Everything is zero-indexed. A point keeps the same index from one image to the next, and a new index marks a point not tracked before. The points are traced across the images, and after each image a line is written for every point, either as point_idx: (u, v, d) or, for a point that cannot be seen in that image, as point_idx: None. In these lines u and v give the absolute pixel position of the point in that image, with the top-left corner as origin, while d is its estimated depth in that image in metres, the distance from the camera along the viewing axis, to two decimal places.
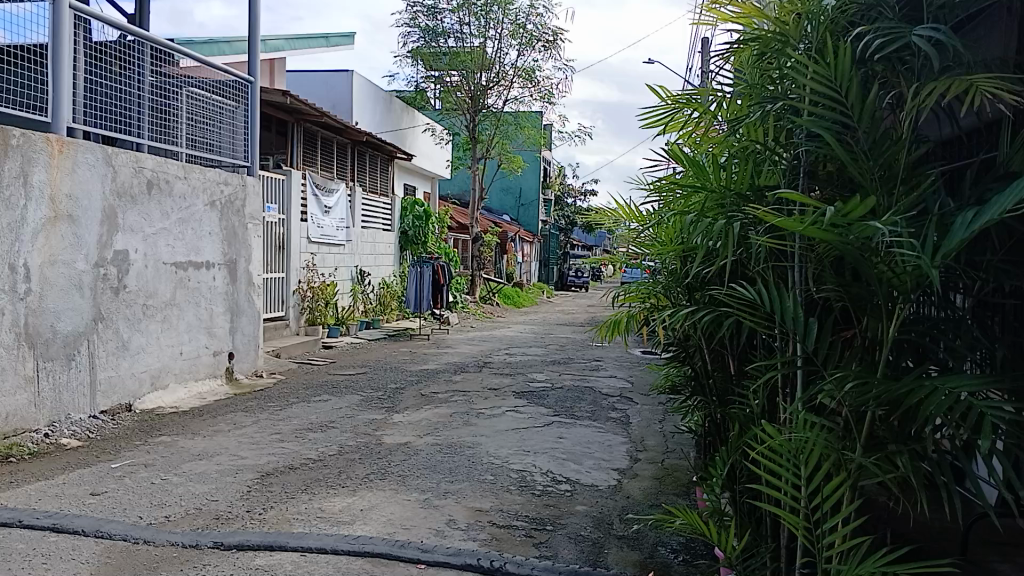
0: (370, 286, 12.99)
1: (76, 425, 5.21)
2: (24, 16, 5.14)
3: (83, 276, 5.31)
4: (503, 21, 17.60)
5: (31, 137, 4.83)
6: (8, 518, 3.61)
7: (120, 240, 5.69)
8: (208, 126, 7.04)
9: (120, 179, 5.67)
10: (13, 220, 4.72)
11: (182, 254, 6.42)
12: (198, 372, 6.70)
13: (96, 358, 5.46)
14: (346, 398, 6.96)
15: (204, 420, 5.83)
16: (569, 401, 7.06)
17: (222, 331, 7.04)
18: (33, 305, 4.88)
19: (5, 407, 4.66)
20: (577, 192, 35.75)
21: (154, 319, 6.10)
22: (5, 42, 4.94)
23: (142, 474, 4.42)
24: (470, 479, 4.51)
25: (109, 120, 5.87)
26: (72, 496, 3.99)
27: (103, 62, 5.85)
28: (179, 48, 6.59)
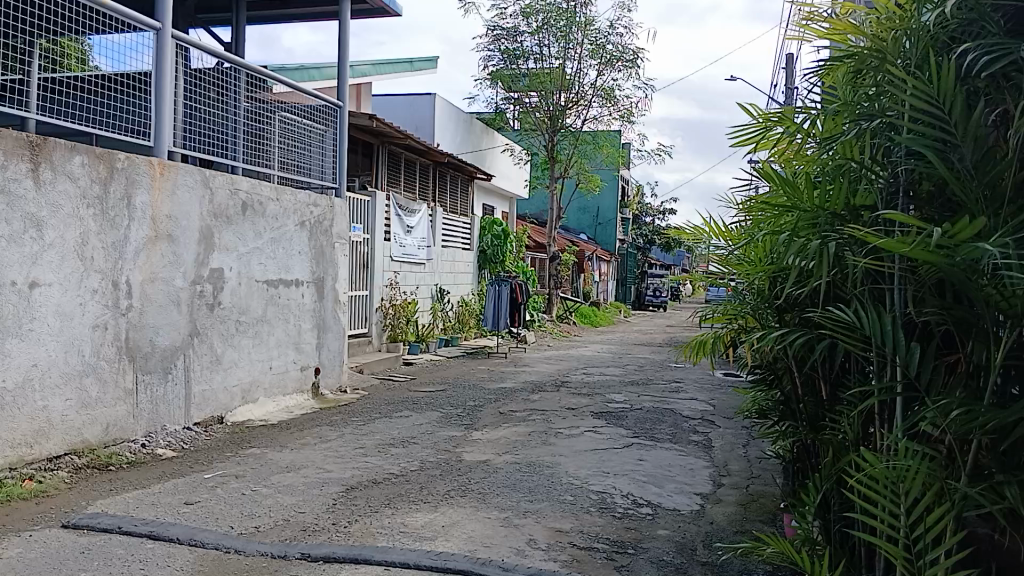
0: (449, 304, 13.18)
1: (171, 436, 5.46)
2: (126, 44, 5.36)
3: (181, 292, 5.58)
4: (582, 42, 17.72)
5: (135, 160, 5.12)
6: (108, 524, 3.80)
7: (217, 259, 5.96)
8: (298, 149, 7.32)
9: (217, 200, 5.94)
10: (118, 239, 5.00)
11: (273, 272, 6.67)
12: (286, 387, 6.92)
13: (191, 371, 5.71)
14: (426, 414, 7.06)
15: (292, 434, 6.02)
16: (649, 423, 6.97)
17: (309, 346, 7.26)
18: (134, 320, 5.15)
19: (105, 418, 4.91)
20: (655, 211, 35.46)
21: (246, 335, 6.34)
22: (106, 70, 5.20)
23: (232, 485, 4.58)
24: (550, 499, 4.49)
25: (206, 145, 6.16)
26: (168, 504, 4.16)
27: (201, 88, 6.16)
28: (271, 75, 6.90)
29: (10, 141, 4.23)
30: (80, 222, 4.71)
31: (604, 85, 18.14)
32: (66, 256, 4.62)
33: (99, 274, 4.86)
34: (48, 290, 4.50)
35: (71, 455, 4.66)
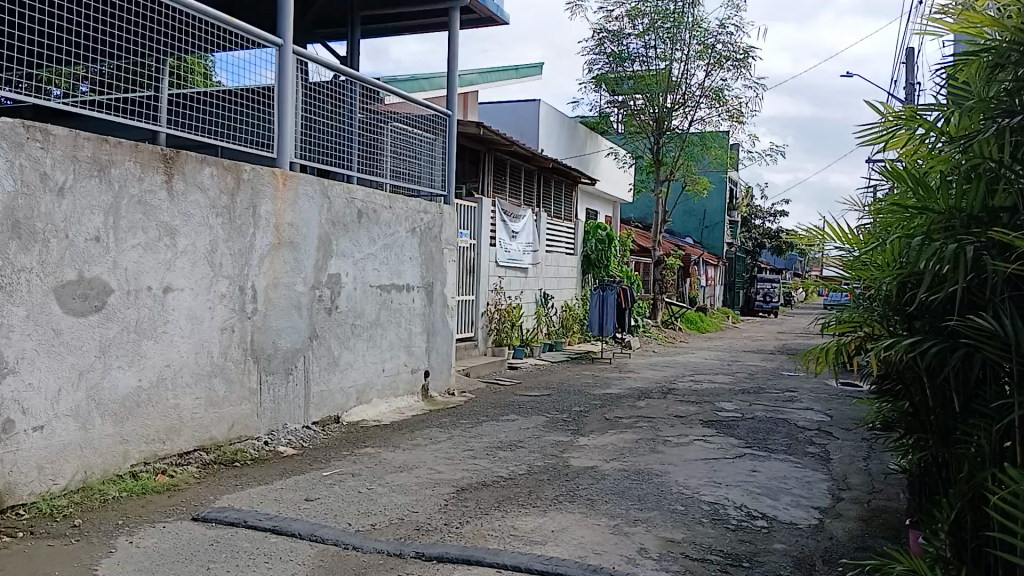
0: (553, 308, 13.22)
1: (291, 434, 5.72)
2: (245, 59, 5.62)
3: (301, 297, 5.84)
4: (690, 42, 17.43)
5: (260, 172, 5.41)
6: (236, 517, 4.02)
7: (334, 265, 6.20)
8: (409, 157, 7.53)
9: (335, 209, 6.19)
10: (244, 246, 5.29)
11: (386, 278, 6.88)
12: (398, 389, 7.12)
13: (310, 372, 5.97)
14: (533, 418, 7.10)
15: (404, 434, 6.19)
16: (762, 433, 6.76)
17: (419, 349, 7.45)
18: (258, 323, 5.43)
19: (231, 416, 5.20)
20: (765, 214, 34.37)
21: (361, 338, 6.56)
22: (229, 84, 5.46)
23: (349, 483, 4.76)
24: (659, 508, 4.43)
25: (325, 155, 6.45)
26: (289, 500, 4.36)
27: (319, 102, 6.43)
28: (384, 86, 7.12)
29: (147, 154, 4.55)
30: (210, 231, 5.00)
31: (712, 85, 17.77)
32: (197, 262, 4.92)
33: (227, 280, 5.16)
34: (181, 294, 4.80)
35: (200, 451, 4.96)
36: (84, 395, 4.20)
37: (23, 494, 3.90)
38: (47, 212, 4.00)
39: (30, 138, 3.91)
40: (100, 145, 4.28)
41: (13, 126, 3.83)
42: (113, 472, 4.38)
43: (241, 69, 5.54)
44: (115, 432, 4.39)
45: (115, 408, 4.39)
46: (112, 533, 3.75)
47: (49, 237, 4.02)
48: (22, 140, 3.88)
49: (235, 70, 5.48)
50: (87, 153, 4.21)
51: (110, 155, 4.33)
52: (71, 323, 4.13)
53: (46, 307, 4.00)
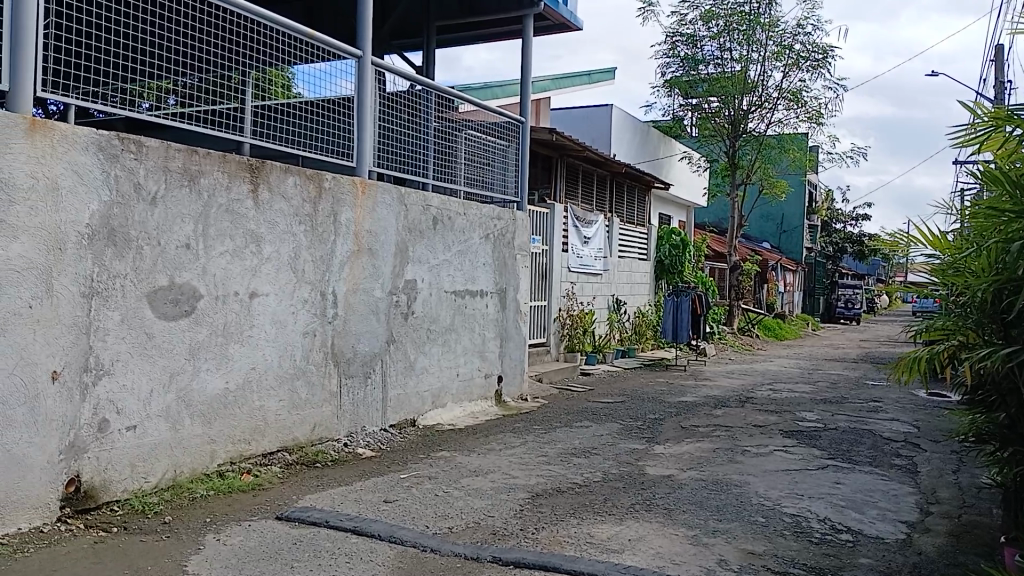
0: (626, 314, 13.11)
1: (370, 436, 5.84)
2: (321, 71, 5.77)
3: (379, 302, 5.96)
4: (767, 43, 17.07)
5: (340, 181, 5.55)
6: (318, 517, 4.12)
7: (411, 271, 6.31)
8: (482, 164, 7.61)
9: (411, 216, 6.30)
10: (325, 252, 5.43)
11: (461, 284, 6.96)
12: (472, 394, 7.18)
13: (388, 376, 6.08)
14: (607, 425, 7.05)
15: (478, 439, 6.24)
16: (844, 444, 6.54)
17: (493, 355, 7.50)
18: (339, 327, 5.56)
19: (312, 418, 5.34)
20: (846, 218, 33.29)
21: (436, 343, 6.65)
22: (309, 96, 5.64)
23: (426, 486, 4.82)
24: (739, 519, 4.33)
25: (402, 163, 6.57)
26: (369, 501, 4.45)
27: (396, 111, 6.56)
28: (459, 94, 7.22)
29: (234, 164, 4.73)
30: (293, 238, 5.16)
31: (791, 86, 17.35)
32: (281, 269, 5.08)
33: (309, 285, 5.31)
34: (266, 299, 4.97)
35: (283, 451, 5.12)
36: (174, 396, 4.39)
37: (118, 491, 4.10)
38: (141, 221, 4.20)
39: (125, 149, 4.11)
40: (191, 156, 4.46)
41: (110, 139, 4.04)
42: (201, 470, 4.56)
43: (317, 80, 5.71)
44: (204, 432, 4.57)
45: (203, 408, 4.56)
46: (200, 530, 3.90)
47: (144, 245, 4.22)
48: (118, 152, 4.08)
49: (310, 81, 5.66)
50: (178, 165, 4.40)
51: (200, 165, 4.52)
52: (163, 327, 4.32)
53: (140, 312, 4.20)
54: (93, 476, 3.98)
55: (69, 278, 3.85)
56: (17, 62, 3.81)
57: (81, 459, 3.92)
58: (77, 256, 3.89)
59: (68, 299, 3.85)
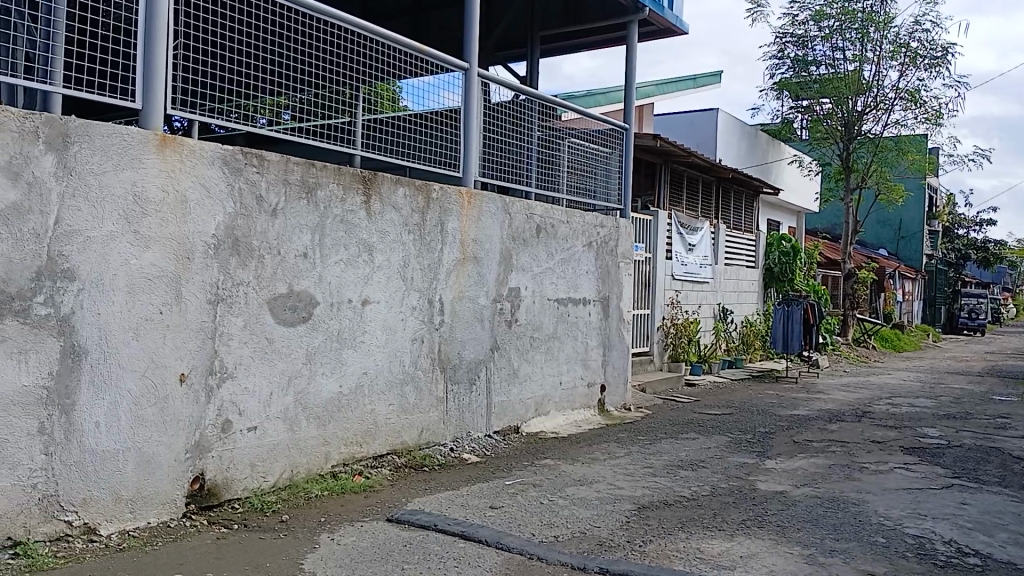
0: (732, 324, 12.76)
1: (475, 442, 5.92)
2: (426, 85, 5.90)
3: (484, 310, 6.03)
4: (882, 41, 16.32)
5: (447, 191, 5.66)
6: (427, 521, 4.20)
7: (515, 279, 6.36)
8: (585, 172, 7.59)
9: (515, 224, 6.35)
10: (433, 261, 5.54)
11: (564, 292, 6.96)
12: (575, 402, 7.15)
13: (492, 383, 6.14)
14: (714, 437, 6.87)
15: (582, 448, 6.21)
16: (972, 463, 6.12)
17: (596, 363, 7.45)
18: (445, 334, 5.66)
19: (420, 423, 5.46)
20: (971, 223, 31.27)
21: (539, 350, 6.66)
22: (415, 109, 5.78)
23: (531, 494, 4.83)
24: (858, 539, 4.12)
25: (506, 172, 6.64)
26: (475, 507, 4.50)
27: (500, 121, 6.63)
28: (562, 103, 7.23)
29: (347, 176, 4.90)
30: (403, 247, 5.30)
31: (908, 86, 16.50)
32: (391, 277, 5.22)
33: (418, 293, 5.43)
34: (377, 306, 5.12)
35: (393, 454, 5.25)
36: (291, 399, 4.58)
37: (239, 488, 4.30)
38: (262, 231, 4.41)
39: (247, 163, 4.33)
40: (308, 169, 4.66)
41: (234, 153, 4.27)
42: (316, 471, 4.73)
43: (423, 92, 5.84)
44: (318, 434, 4.74)
45: (319, 411, 4.74)
46: (314, 530, 4.05)
47: (264, 254, 4.43)
48: (242, 166, 4.31)
49: (417, 94, 5.78)
50: (296, 177, 4.60)
51: (316, 178, 4.71)
52: (282, 332, 4.52)
53: (260, 318, 4.40)
54: (217, 473, 4.20)
55: (197, 286, 4.09)
56: (150, 82, 4.09)
57: (206, 458, 4.14)
58: (204, 265, 4.12)
59: (196, 305, 4.08)
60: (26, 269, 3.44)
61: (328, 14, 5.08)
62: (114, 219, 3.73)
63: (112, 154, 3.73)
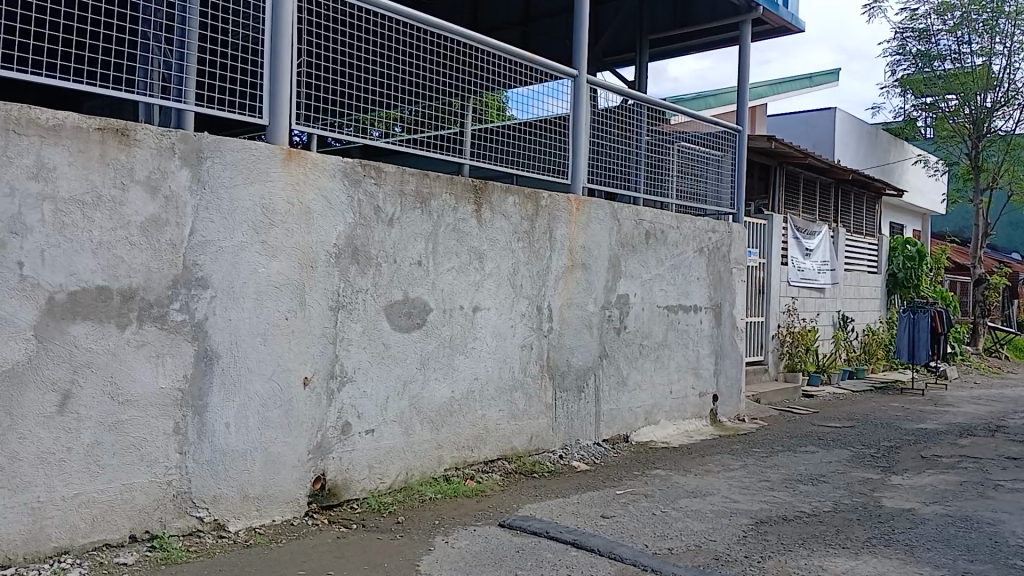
0: (853, 332, 12.16)
1: (584, 450, 5.89)
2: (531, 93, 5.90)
3: (593, 317, 5.99)
4: (1014, 33, 15.19)
5: (556, 199, 5.67)
6: (539, 527, 4.21)
7: (624, 285, 6.29)
8: (695, 177, 7.44)
9: (624, 230, 6.29)
10: (542, 268, 5.56)
11: (674, 299, 6.83)
12: (686, 411, 7.00)
13: (601, 391, 6.09)
14: (834, 451, 6.56)
15: (695, 459, 6.07)
16: None
17: (708, 372, 7.26)
18: (554, 341, 5.66)
19: (530, 429, 5.48)
20: None
21: (649, 358, 6.56)
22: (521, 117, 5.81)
23: (643, 504, 4.76)
24: (996, 562, 3.83)
25: (615, 177, 6.59)
26: (586, 515, 4.47)
27: (608, 126, 6.58)
28: (671, 106, 7.12)
29: (460, 186, 5.00)
30: (513, 254, 5.34)
31: None
32: (501, 284, 5.27)
33: (527, 300, 5.46)
34: (487, 313, 5.18)
35: (503, 460, 5.30)
36: (407, 403, 4.69)
37: (358, 489, 4.44)
38: (379, 241, 4.55)
39: (366, 175, 4.48)
40: (422, 180, 4.78)
41: (353, 166, 4.43)
42: (429, 474, 4.83)
43: (531, 100, 5.88)
44: (432, 438, 4.84)
45: (432, 415, 4.84)
46: (429, 532, 4.13)
47: (381, 262, 4.57)
48: (360, 178, 4.46)
49: (527, 103, 5.83)
50: (412, 187, 4.73)
51: (430, 188, 4.82)
52: (397, 338, 4.64)
53: (378, 324, 4.54)
54: (337, 474, 4.35)
55: (319, 293, 4.26)
56: (275, 98, 4.31)
57: (327, 459, 4.30)
58: (326, 273, 4.30)
59: (318, 311, 4.26)
60: (164, 278, 3.68)
61: (440, 27, 5.21)
62: (243, 230, 3.95)
63: (241, 168, 3.94)
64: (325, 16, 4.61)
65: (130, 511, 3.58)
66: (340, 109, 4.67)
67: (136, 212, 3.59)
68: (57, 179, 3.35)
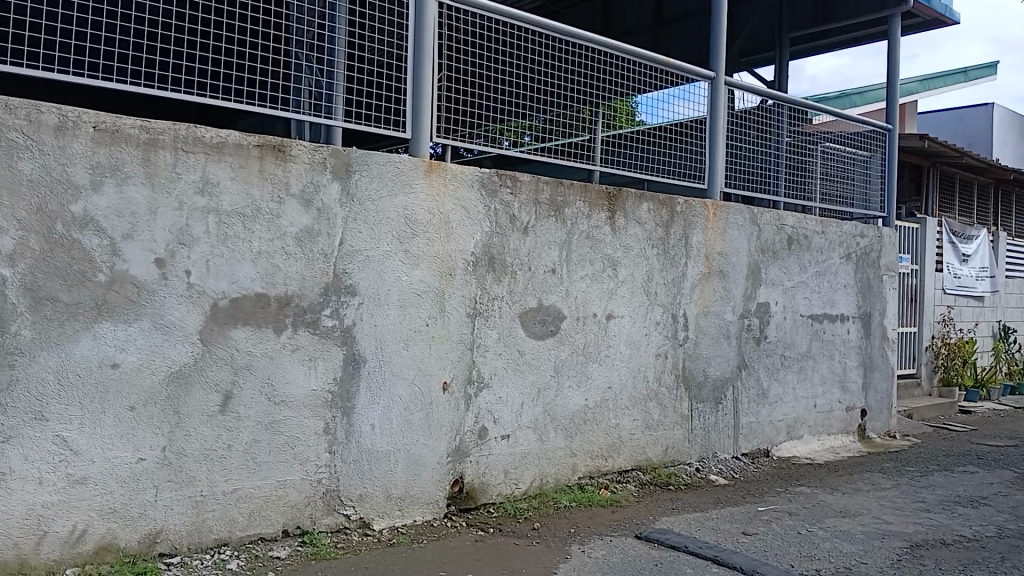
0: (1017, 344, 11.18)
1: (722, 463, 5.71)
2: (660, 95, 5.77)
3: (731, 326, 5.80)
4: None
5: (692, 204, 5.54)
6: (677, 541, 4.12)
7: (764, 293, 6.05)
8: (840, 179, 7.08)
9: (764, 236, 6.06)
10: (677, 275, 5.44)
11: (819, 307, 6.50)
12: (831, 426, 6.64)
13: (740, 404, 5.89)
14: (999, 472, 6.03)
15: (842, 477, 5.75)
16: None
17: (855, 385, 6.86)
18: (690, 350, 5.52)
19: (666, 440, 5.37)
20: None
21: (792, 369, 6.27)
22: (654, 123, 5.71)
23: (786, 522, 4.56)
24: None
25: (754, 181, 6.36)
26: (726, 531, 4.33)
27: (746, 128, 6.37)
28: (814, 105, 6.80)
29: (594, 193, 4.98)
30: (647, 261, 5.27)
31: None
32: (636, 291, 5.21)
33: (662, 308, 5.36)
34: (621, 321, 5.13)
35: (638, 470, 5.22)
36: (541, 410, 4.72)
37: (494, 494, 4.50)
38: (515, 249, 4.61)
39: (502, 185, 4.55)
40: (556, 188, 4.80)
41: (490, 176, 4.51)
42: (564, 482, 4.83)
43: (666, 103, 5.78)
44: (566, 445, 4.84)
45: (566, 423, 4.84)
46: (565, 540, 4.13)
47: (516, 270, 4.63)
48: (497, 188, 4.54)
49: (661, 107, 5.73)
50: (546, 196, 4.76)
51: (565, 196, 4.84)
52: (532, 345, 4.68)
53: (513, 331, 4.60)
54: (474, 478, 4.43)
55: (457, 300, 4.37)
56: (416, 111, 4.47)
57: (464, 462, 4.39)
58: (464, 281, 4.39)
59: (456, 318, 4.35)
60: (315, 286, 3.88)
61: (574, 35, 5.24)
62: (387, 240, 4.11)
63: (386, 180, 4.11)
64: (461, 29, 4.73)
65: (283, 507, 3.79)
66: (474, 118, 4.77)
67: (290, 224, 3.81)
68: (221, 194, 3.61)
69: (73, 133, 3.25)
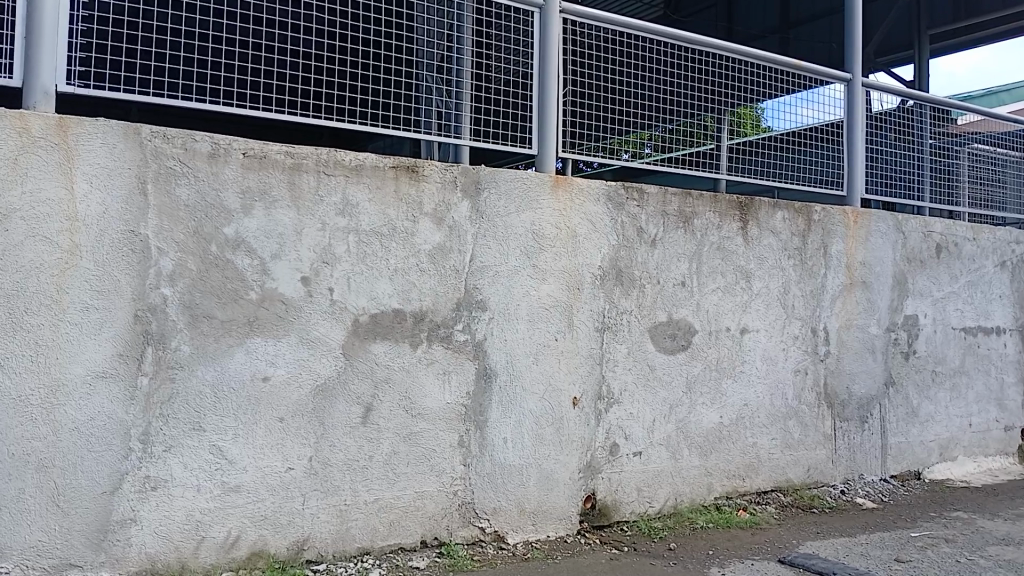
0: None
1: (868, 486, 5.39)
2: (783, 100, 5.53)
3: (876, 339, 5.48)
4: None
5: (831, 212, 5.30)
6: (824, 567, 3.92)
7: (911, 305, 5.69)
8: (988, 182, 6.62)
9: (910, 244, 5.71)
10: (816, 287, 5.20)
11: (972, 319, 6.05)
12: (988, 447, 6.15)
13: (887, 423, 5.55)
14: None
15: (1003, 502, 5.31)
16: None
17: (1015, 404, 6.33)
18: (832, 366, 5.26)
19: (808, 459, 5.12)
20: None
21: (943, 386, 5.86)
22: (784, 130, 5.48)
23: (944, 549, 4.25)
24: None
25: (896, 186, 6.01)
26: (878, 557, 4.09)
27: (885, 131, 6.04)
28: (958, 104, 6.38)
29: (724, 204, 4.85)
30: (782, 273, 5.06)
31: None
32: (771, 304, 5.01)
33: (800, 321, 5.13)
34: (756, 335, 4.94)
35: (778, 491, 4.99)
36: (674, 426, 4.61)
37: (627, 512, 4.43)
38: (643, 262, 4.55)
39: (629, 198, 4.50)
40: (685, 199, 4.71)
41: (617, 189, 4.47)
42: (699, 502, 4.68)
43: (797, 107, 5.56)
44: (701, 464, 4.70)
45: (701, 441, 4.71)
46: (705, 562, 4.01)
47: (645, 283, 4.56)
48: (624, 201, 4.49)
49: (791, 112, 5.52)
50: (675, 208, 4.67)
51: (693, 208, 4.74)
52: (663, 360, 4.58)
53: (643, 345, 4.52)
54: (606, 495, 4.37)
55: (587, 315, 4.34)
56: (542, 127, 4.50)
57: (596, 479, 4.34)
58: (593, 295, 4.37)
59: (586, 333, 4.33)
60: (449, 301, 3.96)
61: (696, 42, 5.15)
62: (517, 255, 4.14)
63: (515, 197, 4.15)
64: (586, 43, 4.74)
65: (421, 518, 3.86)
66: (600, 130, 4.73)
67: (425, 242, 3.91)
68: (359, 215, 3.75)
69: (225, 160, 3.46)
